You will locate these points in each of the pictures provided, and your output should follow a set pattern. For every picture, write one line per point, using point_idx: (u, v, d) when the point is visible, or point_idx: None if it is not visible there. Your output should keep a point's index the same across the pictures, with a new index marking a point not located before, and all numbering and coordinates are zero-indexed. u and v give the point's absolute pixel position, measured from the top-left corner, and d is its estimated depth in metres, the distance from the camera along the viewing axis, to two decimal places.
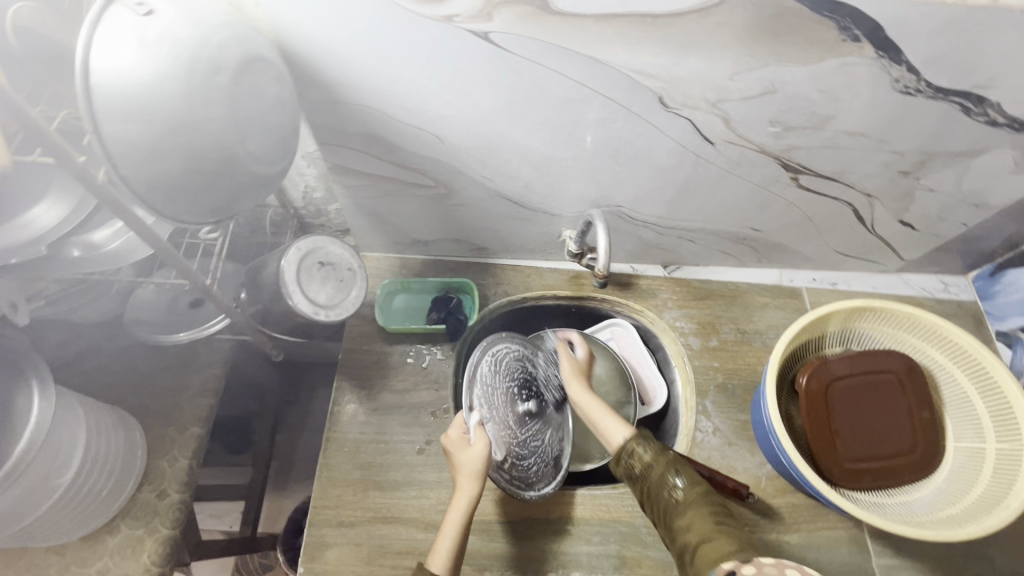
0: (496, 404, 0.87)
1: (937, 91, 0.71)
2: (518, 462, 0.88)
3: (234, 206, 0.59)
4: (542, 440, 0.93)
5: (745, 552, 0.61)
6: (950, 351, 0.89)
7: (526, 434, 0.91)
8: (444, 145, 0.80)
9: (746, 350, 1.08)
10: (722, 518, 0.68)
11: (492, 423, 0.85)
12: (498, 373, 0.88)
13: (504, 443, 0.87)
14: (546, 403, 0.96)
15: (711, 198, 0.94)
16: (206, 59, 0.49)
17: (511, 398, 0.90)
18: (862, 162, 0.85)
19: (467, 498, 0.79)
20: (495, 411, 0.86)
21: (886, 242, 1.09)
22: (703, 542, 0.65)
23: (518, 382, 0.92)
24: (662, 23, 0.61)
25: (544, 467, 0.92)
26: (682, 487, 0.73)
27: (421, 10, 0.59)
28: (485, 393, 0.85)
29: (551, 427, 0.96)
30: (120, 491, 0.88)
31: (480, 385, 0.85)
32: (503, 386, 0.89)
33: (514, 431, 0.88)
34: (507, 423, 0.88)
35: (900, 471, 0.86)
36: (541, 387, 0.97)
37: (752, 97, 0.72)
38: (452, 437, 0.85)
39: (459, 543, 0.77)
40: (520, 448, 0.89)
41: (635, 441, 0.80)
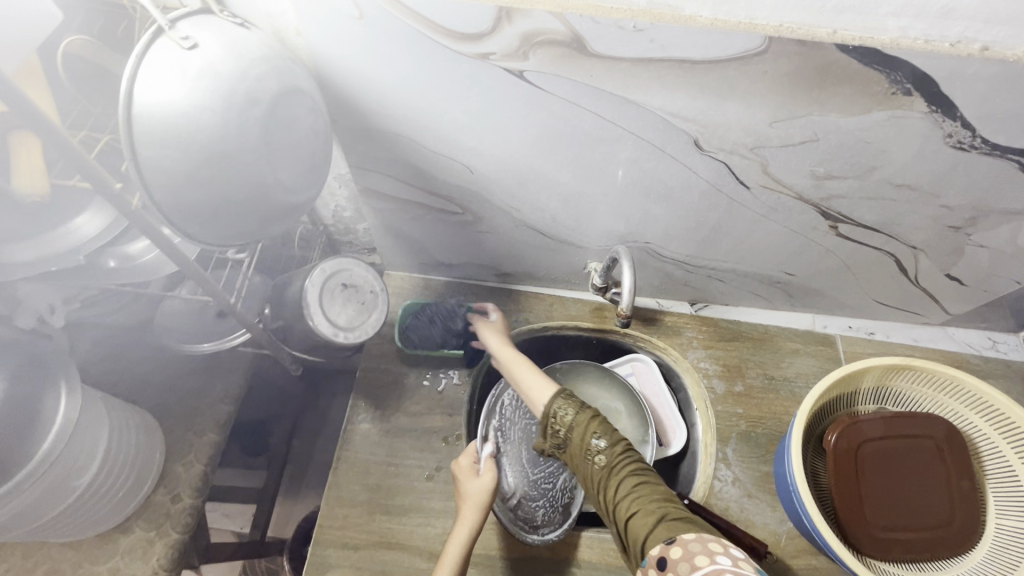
0: (511, 439, 0.98)
1: (993, 148, 0.67)
2: (524, 500, 0.94)
3: (263, 232, 0.60)
4: (555, 483, 0.97)
5: (669, 524, 0.62)
6: (995, 420, 0.83)
7: (538, 474, 0.97)
8: (474, 176, 0.80)
9: (773, 397, 1.03)
10: (643, 481, 0.69)
11: (503, 455, 0.97)
12: (517, 409, 0.99)
13: (513, 476, 0.96)
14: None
15: (744, 241, 0.91)
16: (244, 92, 0.50)
17: (526, 434, 0.99)
18: (907, 215, 0.81)
19: (468, 528, 0.79)
20: (509, 445, 0.97)
21: (930, 294, 1.03)
22: (631, 517, 0.65)
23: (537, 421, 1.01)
24: (701, 70, 0.60)
25: (553, 513, 0.94)
26: (603, 450, 0.73)
27: (457, 48, 0.60)
28: (502, 426, 0.98)
29: (568, 474, 0.99)
30: (135, 493, 0.90)
31: (496, 417, 0.98)
32: (521, 421, 1.00)
33: (524, 466, 0.97)
34: (518, 458, 0.98)
35: (933, 545, 0.81)
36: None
37: (793, 145, 0.69)
38: (462, 464, 0.87)
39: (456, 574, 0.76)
40: (528, 487, 0.95)
41: (558, 402, 0.78)
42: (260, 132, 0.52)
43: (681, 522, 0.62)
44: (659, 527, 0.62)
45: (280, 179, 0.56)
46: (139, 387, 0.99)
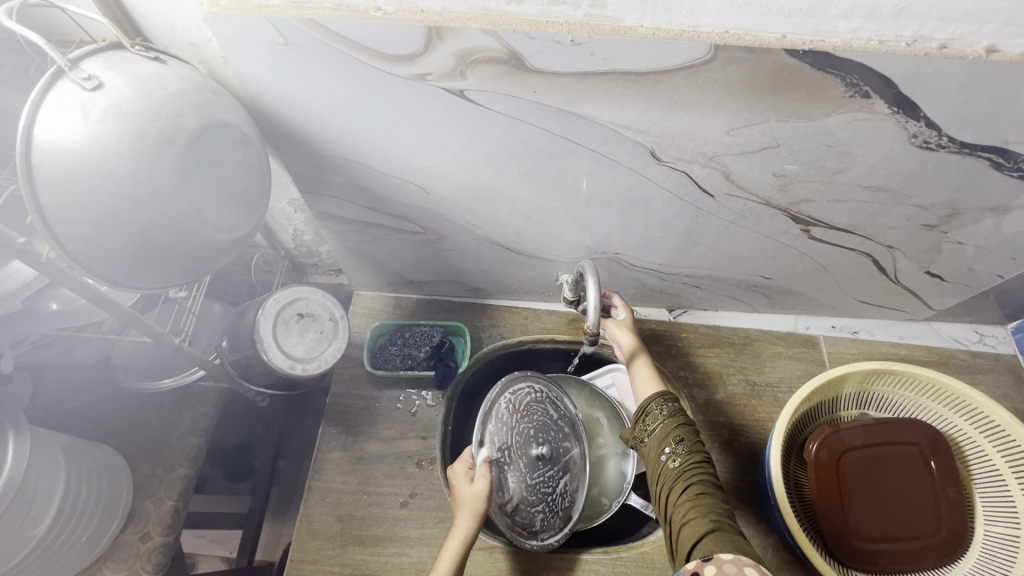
0: (511, 445, 0.83)
1: (961, 146, 0.65)
2: (522, 506, 0.84)
3: (196, 273, 0.57)
4: (554, 487, 0.86)
5: (718, 538, 0.58)
6: (981, 424, 0.81)
7: (538, 482, 0.85)
8: (430, 196, 0.77)
9: (755, 404, 1.01)
10: (707, 491, 0.65)
11: (501, 463, 0.82)
12: (515, 413, 0.84)
13: (512, 485, 0.83)
14: (562, 449, 0.88)
15: (717, 247, 0.88)
16: (156, 132, 0.47)
17: (524, 439, 0.84)
18: (880, 216, 0.78)
19: (462, 536, 0.73)
20: (508, 450, 0.83)
21: (912, 291, 1.00)
22: (685, 523, 0.63)
23: (536, 424, 0.86)
24: (648, 81, 0.57)
25: (553, 517, 0.86)
26: (681, 455, 0.70)
27: (391, 71, 0.57)
28: (500, 430, 0.83)
29: (569, 478, 0.89)
30: (101, 535, 0.87)
31: (495, 421, 0.82)
32: (520, 426, 0.84)
33: (523, 474, 0.83)
34: (517, 465, 0.83)
35: (919, 555, 0.78)
36: (561, 432, 0.89)
37: (753, 152, 0.66)
38: (457, 470, 0.80)
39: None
40: (527, 494, 0.84)
41: (655, 402, 0.77)
42: (179, 171, 0.49)
43: (732, 539, 0.58)
44: (706, 539, 0.59)
45: (207, 220, 0.53)
46: (103, 425, 0.96)
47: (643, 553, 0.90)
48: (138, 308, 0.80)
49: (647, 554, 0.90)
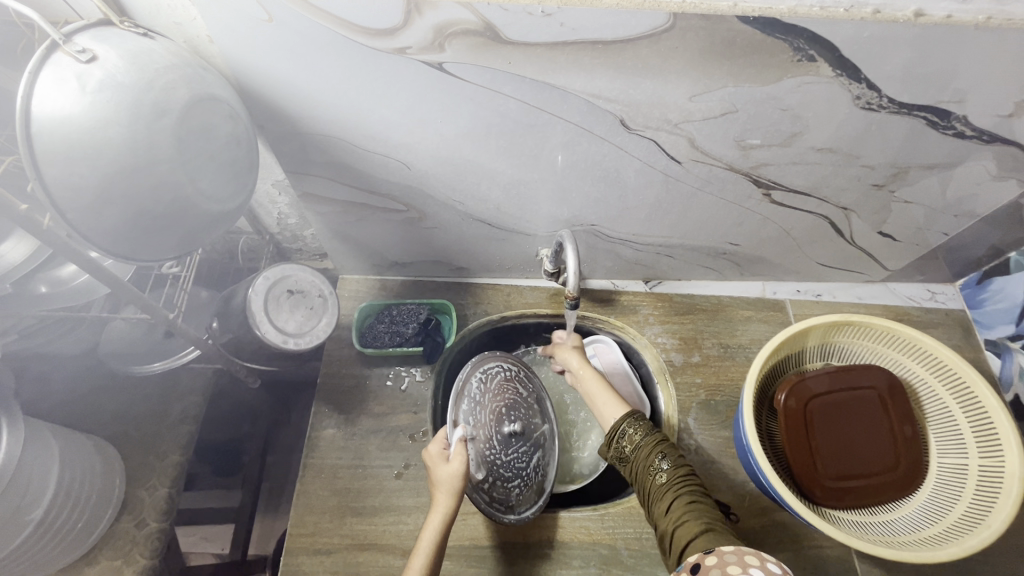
0: (483, 423, 0.85)
1: (900, 107, 0.71)
2: (499, 483, 0.85)
3: (192, 244, 0.60)
4: (528, 463, 0.89)
5: (712, 536, 0.64)
6: (932, 367, 0.88)
7: (512, 458, 0.87)
8: (412, 171, 0.80)
9: (729, 365, 1.07)
10: (697, 499, 0.70)
11: (477, 441, 0.83)
12: (486, 392, 0.87)
13: (487, 462, 0.84)
14: (532, 426, 0.91)
15: (686, 215, 0.93)
16: (151, 103, 0.50)
17: (496, 417, 0.87)
18: (832, 177, 0.84)
19: (442, 514, 0.77)
20: (481, 429, 0.84)
21: (868, 252, 1.08)
22: (679, 525, 0.68)
23: (506, 402, 0.89)
24: (614, 50, 0.61)
25: (527, 491, 0.88)
26: (666, 470, 0.75)
27: (372, 45, 0.60)
28: (472, 409, 0.85)
29: (539, 452, 0.91)
30: (97, 520, 0.88)
31: (467, 401, 0.85)
32: (491, 404, 0.87)
33: (498, 451, 0.86)
34: (490, 443, 0.85)
35: (881, 489, 0.84)
36: (530, 409, 0.92)
37: (714, 118, 0.71)
38: (432, 452, 0.82)
39: (432, 564, 0.75)
40: (502, 470, 0.86)
41: (627, 423, 0.82)
42: (175, 141, 0.52)
43: (726, 538, 0.63)
44: (701, 537, 0.64)
45: (203, 188, 0.56)
46: (92, 415, 0.96)
47: (630, 508, 0.94)
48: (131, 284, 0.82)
49: (634, 508, 0.94)
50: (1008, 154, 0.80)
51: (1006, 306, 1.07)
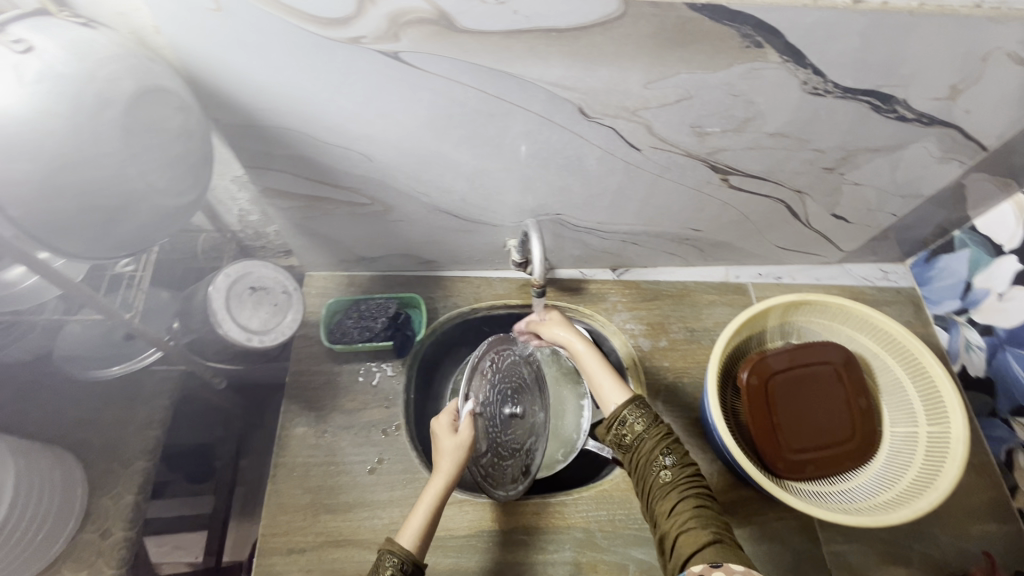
0: (490, 401, 0.86)
1: (845, 91, 0.74)
2: (495, 461, 0.86)
3: (145, 239, 0.59)
4: (522, 443, 0.91)
5: (720, 548, 0.62)
6: (883, 341, 0.92)
7: (508, 438, 0.89)
8: (374, 163, 0.80)
9: (695, 348, 1.10)
10: (703, 504, 0.69)
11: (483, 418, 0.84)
12: (496, 372, 0.88)
13: (489, 438, 0.85)
14: (530, 410, 0.93)
15: (648, 202, 0.95)
16: (93, 95, 0.49)
17: (501, 396, 0.89)
18: (786, 161, 0.87)
19: (444, 480, 0.77)
20: (488, 406, 0.85)
21: (823, 234, 1.12)
22: (683, 530, 0.66)
23: (510, 384, 0.91)
24: (569, 37, 0.62)
25: (517, 472, 0.90)
26: (671, 468, 0.73)
27: (325, 34, 0.59)
28: (483, 386, 0.85)
29: (533, 437, 0.93)
30: (60, 530, 0.85)
31: (480, 376, 0.84)
32: (499, 385, 0.88)
33: (498, 429, 0.87)
34: (493, 421, 0.86)
35: (839, 459, 0.88)
36: (531, 394, 0.95)
37: (670, 105, 0.73)
38: (440, 422, 0.82)
39: (428, 531, 0.74)
40: (501, 449, 0.87)
41: (628, 410, 0.78)
42: (120, 132, 0.51)
43: (733, 551, 0.62)
44: (709, 548, 0.62)
45: (153, 183, 0.55)
46: (49, 424, 0.93)
47: (603, 491, 0.96)
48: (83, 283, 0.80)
49: (606, 491, 0.96)
50: (947, 136, 0.84)
51: (951, 282, 1.13)
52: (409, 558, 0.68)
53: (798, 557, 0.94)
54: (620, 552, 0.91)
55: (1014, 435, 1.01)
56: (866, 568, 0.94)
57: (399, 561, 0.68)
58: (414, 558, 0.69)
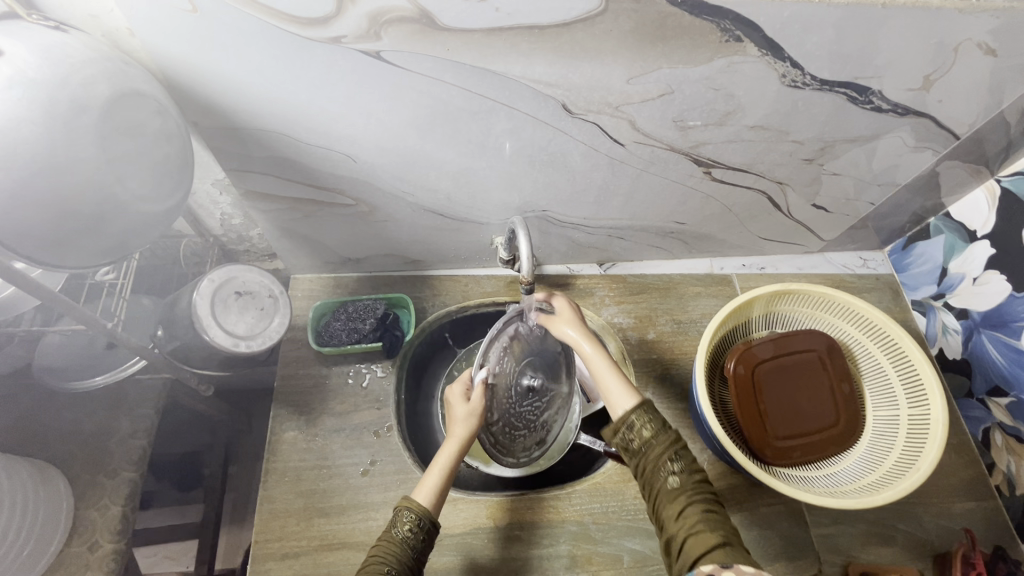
0: (507, 373, 0.85)
1: (822, 84, 0.75)
2: (507, 431, 0.88)
3: (126, 245, 0.58)
4: (540, 416, 0.93)
5: (731, 553, 0.63)
6: (864, 328, 0.94)
7: (526, 410, 0.90)
8: (358, 164, 0.79)
9: (682, 339, 1.11)
10: (712, 510, 0.69)
11: (497, 391, 0.84)
12: (517, 344, 0.85)
13: (502, 409, 0.87)
14: (553, 382, 0.93)
15: (633, 197, 0.96)
16: (67, 99, 0.48)
17: (520, 368, 0.87)
18: (767, 153, 0.89)
19: (457, 444, 0.80)
20: (503, 378, 0.85)
21: (805, 224, 1.14)
22: (691, 535, 0.66)
23: (530, 357, 0.89)
24: (551, 34, 0.62)
25: (530, 442, 0.93)
26: (679, 473, 0.72)
27: (305, 34, 0.59)
28: (501, 357, 0.84)
29: (552, 410, 0.94)
30: (46, 544, 0.83)
31: (499, 347, 0.83)
32: (518, 357, 0.87)
33: (514, 401, 0.88)
34: (509, 393, 0.87)
35: (825, 444, 0.90)
36: (557, 367, 0.93)
37: (652, 100, 0.74)
38: (454, 391, 0.84)
39: (443, 491, 0.79)
40: (513, 420, 0.89)
41: (636, 413, 0.75)
42: (96, 137, 0.50)
43: (743, 556, 0.63)
44: (719, 553, 0.62)
45: (134, 190, 0.54)
46: (30, 437, 0.91)
47: (595, 484, 0.97)
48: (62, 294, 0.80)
49: (599, 484, 0.97)
50: (921, 126, 0.86)
51: (928, 268, 1.15)
52: (425, 516, 0.75)
53: (787, 541, 0.96)
54: (614, 544, 0.92)
55: (990, 414, 1.04)
56: (853, 549, 0.96)
57: (414, 518, 0.74)
58: (430, 515, 0.75)
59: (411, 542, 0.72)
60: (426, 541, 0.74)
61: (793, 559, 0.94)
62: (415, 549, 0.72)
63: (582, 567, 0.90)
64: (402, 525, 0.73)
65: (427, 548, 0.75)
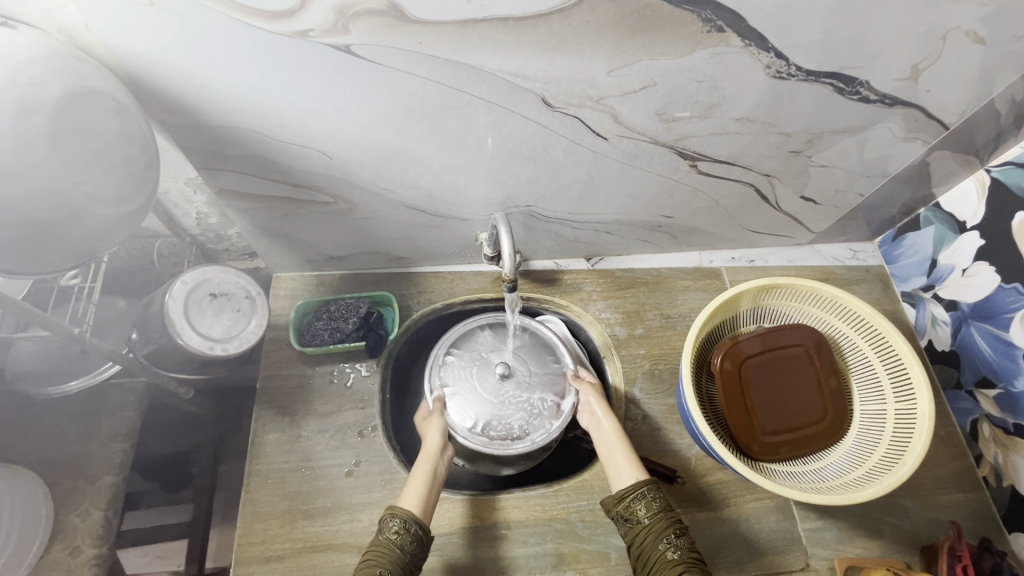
0: (464, 380, 1.00)
1: (808, 74, 0.73)
2: (497, 420, 0.97)
3: (91, 250, 0.57)
4: (528, 398, 1.00)
5: None
6: (852, 322, 0.93)
7: (509, 398, 0.99)
8: (335, 161, 0.77)
9: (670, 334, 1.10)
10: None
11: (459, 395, 0.99)
12: (461, 355, 1.02)
13: (477, 409, 0.98)
14: (527, 368, 1.02)
15: (618, 191, 0.94)
16: (15, 99, 0.46)
17: (478, 371, 1.01)
18: (753, 146, 0.87)
19: (431, 450, 0.87)
20: (458, 387, 1.00)
21: (794, 217, 1.12)
22: None
23: (484, 359, 1.02)
24: (527, 25, 0.60)
25: (534, 420, 0.98)
26: (680, 548, 0.73)
27: (270, 28, 0.56)
28: (447, 374, 1.01)
29: (542, 392, 1.00)
30: (24, 550, 0.82)
31: (440, 369, 1.01)
32: (470, 363, 1.02)
33: (490, 391, 0.99)
34: (477, 391, 0.99)
35: (811, 440, 0.90)
36: (524, 357, 1.03)
37: (633, 92, 0.72)
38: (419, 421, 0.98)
39: (428, 494, 0.81)
40: (496, 410, 0.98)
41: (644, 489, 0.79)
42: (48, 140, 0.48)
43: None
44: None
45: (90, 191, 0.52)
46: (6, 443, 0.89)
47: (582, 482, 0.96)
48: (26, 299, 0.79)
49: (586, 482, 0.96)
50: (911, 116, 0.84)
51: (918, 259, 1.14)
52: (410, 518, 0.75)
53: (775, 535, 0.96)
54: (601, 542, 0.92)
55: (978, 406, 1.03)
56: (841, 543, 0.96)
57: (401, 521, 0.75)
58: (417, 519, 0.76)
59: (401, 544, 0.73)
60: (416, 546, 0.74)
61: (780, 554, 0.94)
62: (407, 553, 0.73)
63: (569, 565, 0.90)
64: (390, 530, 0.74)
65: (418, 555, 0.74)
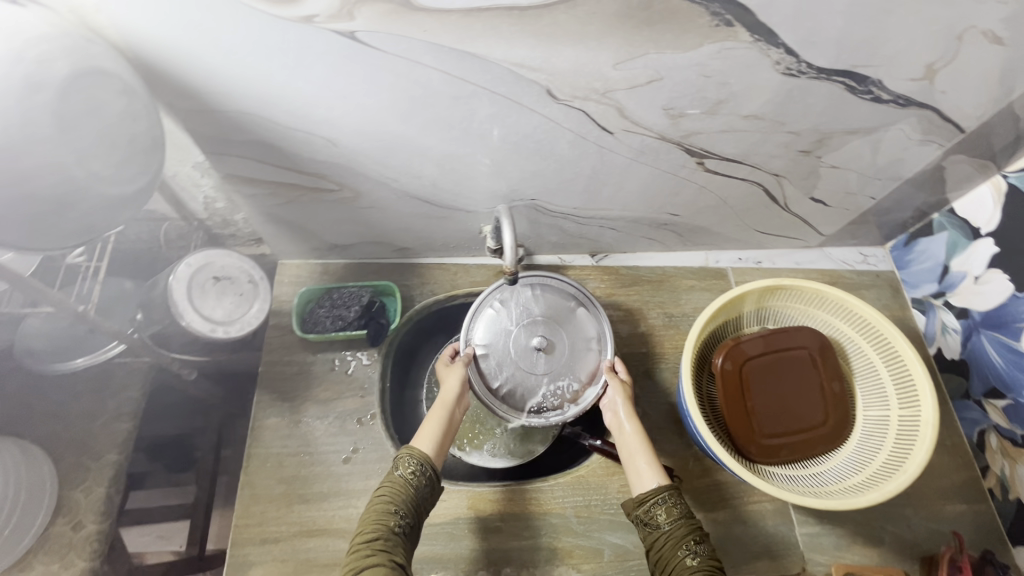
0: (502, 342, 0.89)
1: (819, 72, 0.72)
2: (522, 389, 0.88)
3: (94, 228, 0.58)
4: (558, 376, 0.89)
5: None
6: (857, 326, 0.91)
7: (541, 371, 0.88)
8: (339, 148, 0.77)
9: (673, 333, 1.10)
10: None
11: (491, 358, 0.89)
12: (505, 311, 0.90)
13: (505, 375, 0.88)
14: (566, 342, 0.90)
15: (623, 187, 0.94)
16: (21, 76, 0.46)
17: (517, 335, 0.89)
18: (762, 144, 0.86)
19: (449, 396, 0.85)
20: (494, 347, 0.89)
21: (802, 218, 1.11)
22: None
23: (529, 321, 0.90)
24: (532, 16, 0.59)
25: (555, 400, 0.88)
26: (698, 556, 0.68)
27: (276, 12, 0.57)
28: (486, 329, 0.90)
29: (573, 372, 0.89)
30: (29, 522, 0.84)
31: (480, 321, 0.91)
32: (511, 323, 0.90)
33: (519, 360, 0.88)
34: (510, 357, 0.89)
35: (812, 444, 0.88)
36: (565, 329, 0.90)
37: (640, 86, 0.71)
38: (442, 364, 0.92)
39: (443, 438, 0.81)
40: (523, 381, 0.88)
41: (662, 494, 0.74)
42: (54, 119, 0.48)
43: None
44: None
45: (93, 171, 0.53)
46: None
47: (578, 476, 0.96)
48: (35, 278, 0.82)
49: (582, 477, 0.96)
50: (925, 118, 0.83)
51: (929, 265, 1.12)
52: (427, 462, 0.76)
53: (772, 539, 0.95)
54: (595, 538, 0.92)
55: (986, 417, 1.01)
56: (839, 549, 0.95)
57: (418, 463, 0.75)
58: (430, 462, 0.76)
59: (415, 485, 0.74)
60: (428, 485, 0.75)
61: (776, 558, 0.94)
62: (420, 493, 0.74)
63: (562, 560, 0.90)
64: (404, 470, 0.75)
65: (430, 494, 0.75)
